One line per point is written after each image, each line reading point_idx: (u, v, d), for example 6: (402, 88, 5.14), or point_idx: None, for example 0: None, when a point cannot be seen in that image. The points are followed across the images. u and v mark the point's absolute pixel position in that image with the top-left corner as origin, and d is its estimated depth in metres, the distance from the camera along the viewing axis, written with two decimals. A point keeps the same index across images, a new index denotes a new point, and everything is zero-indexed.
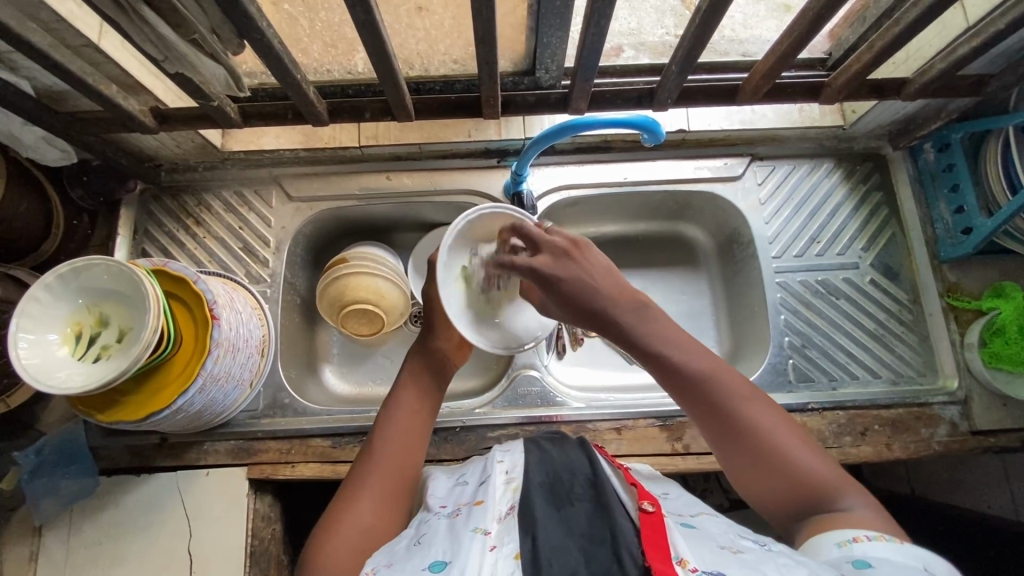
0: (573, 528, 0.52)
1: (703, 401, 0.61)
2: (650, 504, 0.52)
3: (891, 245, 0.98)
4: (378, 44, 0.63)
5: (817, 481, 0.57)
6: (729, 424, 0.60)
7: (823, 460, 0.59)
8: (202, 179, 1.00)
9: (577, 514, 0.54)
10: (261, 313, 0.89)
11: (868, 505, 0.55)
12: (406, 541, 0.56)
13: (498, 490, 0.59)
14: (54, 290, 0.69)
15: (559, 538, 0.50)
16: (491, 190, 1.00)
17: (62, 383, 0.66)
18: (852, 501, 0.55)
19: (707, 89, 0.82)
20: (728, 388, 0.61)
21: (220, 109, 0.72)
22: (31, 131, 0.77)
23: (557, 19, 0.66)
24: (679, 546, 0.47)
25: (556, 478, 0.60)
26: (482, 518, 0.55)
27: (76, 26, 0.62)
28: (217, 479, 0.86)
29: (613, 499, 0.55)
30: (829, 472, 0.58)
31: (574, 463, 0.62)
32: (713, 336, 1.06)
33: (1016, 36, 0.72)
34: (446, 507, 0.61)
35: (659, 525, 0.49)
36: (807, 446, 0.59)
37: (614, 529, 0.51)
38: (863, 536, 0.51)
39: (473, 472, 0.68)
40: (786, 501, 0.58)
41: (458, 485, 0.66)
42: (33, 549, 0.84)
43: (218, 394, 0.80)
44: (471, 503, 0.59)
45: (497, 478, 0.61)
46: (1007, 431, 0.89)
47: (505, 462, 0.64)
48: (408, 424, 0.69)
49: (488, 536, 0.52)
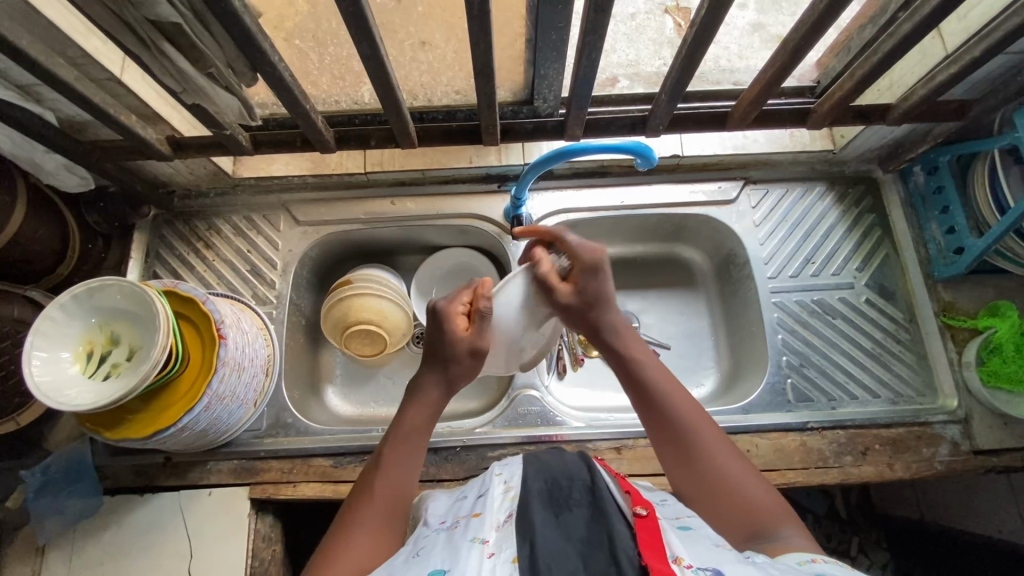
0: (571, 533, 0.52)
1: (659, 411, 0.68)
2: (644, 508, 0.53)
3: (884, 264, 1.00)
4: (383, 75, 0.67)
5: (760, 510, 0.61)
6: (683, 443, 0.66)
7: (774, 497, 0.62)
8: (213, 205, 1.03)
9: (574, 519, 0.54)
10: (267, 333, 0.91)
11: (800, 535, 0.58)
12: (405, 555, 0.56)
13: (496, 500, 0.61)
14: (68, 309, 0.72)
15: (556, 543, 0.50)
16: (491, 215, 1.02)
17: (72, 400, 0.68)
18: (794, 534, 0.58)
19: (699, 115, 0.85)
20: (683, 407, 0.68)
21: (232, 136, 0.75)
22: (52, 158, 0.81)
23: (554, 53, 0.70)
24: (674, 547, 0.48)
25: (555, 484, 0.60)
26: (480, 527, 0.56)
27: (100, 60, 0.67)
28: (219, 498, 0.87)
29: (610, 504, 0.55)
30: (776, 507, 0.61)
31: (572, 469, 0.62)
32: (712, 357, 1.07)
33: (991, 63, 0.76)
34: (445, 521, 0.62)
35: (654, 529, 0.50)
36: (758, 478, 0.64)
37: (611, 532, 0.51)
38: (821, 559, 0.52)
39: (472, 488, 0.69)
40: (734, 521, 0.61)
41: (458, 500, 0.67)
42: (34, 569, 0.85)
43: (223, 413, 0.82)
44: (470, 516, 0.60)
45: (496, 490, 0.63)
46: (1009, 450, 0.89)
47: (502, 474, 0.66)
48: (408, 449, 0.69)
49: (486, 543, 0.53)
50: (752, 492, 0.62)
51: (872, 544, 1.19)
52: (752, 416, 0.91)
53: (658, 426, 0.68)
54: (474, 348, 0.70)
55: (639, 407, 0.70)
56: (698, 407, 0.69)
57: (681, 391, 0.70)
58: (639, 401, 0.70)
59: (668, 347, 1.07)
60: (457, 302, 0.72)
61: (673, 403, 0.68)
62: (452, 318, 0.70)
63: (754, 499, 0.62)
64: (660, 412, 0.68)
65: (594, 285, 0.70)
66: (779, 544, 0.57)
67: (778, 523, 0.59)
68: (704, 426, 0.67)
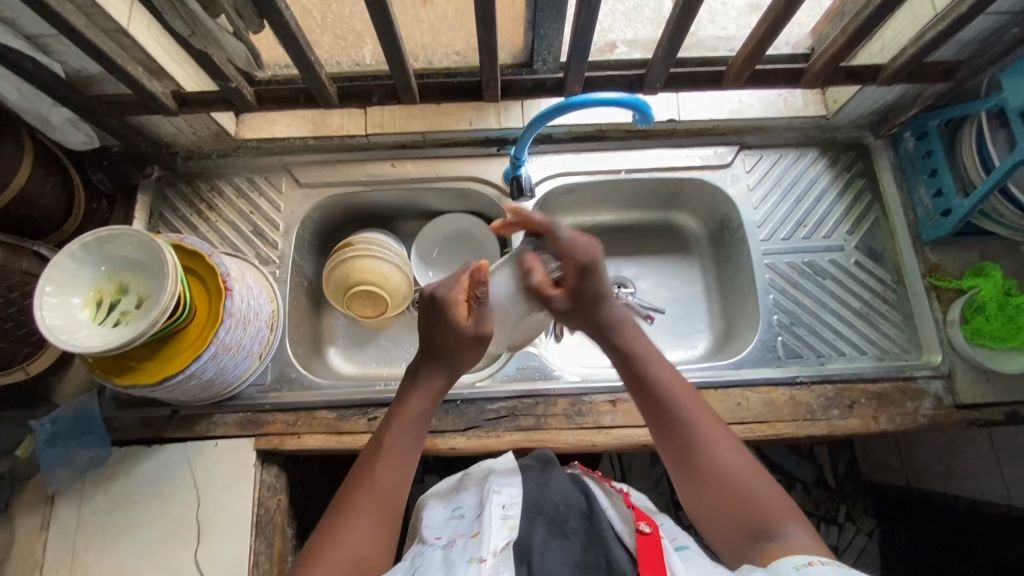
0: (571, 559, 0.57)
1: (659, 409, 0.71)
2: (647, 526, 0.57)
3: (874, 228, 1.02)
4: (387, 25, 0.68)
5: (763, 507, 0.63)
6: (682, 441, 0.69)
7: (777, 493, 0.64)
8: (216, 166, 1.05)
9: (574, 545, 0.59)
10: (271, 290, 0.94)
11: (805, 532, 0.60)
12: (403, 572, 0.59)
13: (495, 523, 0.61)
14: (78, 258, 0.74)
15: (559, 567, 0.56)
16: (490, 177, 1.04)
17: (82, 341, 0.70)
18: (796, 531, 0.60)
19: (695, 74, 0.87)
20: (686, 404, 0.71)
21: (238, 90, 0.76)
22: (58, 112, 0.82)
23: (554, 11, 0.73)
24: (675, 567, 0.52)
25: (553, 510, 0.64)
26: (478, 547, 0.59)
27: (107, 9, 0.68)
28: (226, 450, 0.89)
29: (607, 529, 0.60)
30: (780, 502, 0.63)
31: (568, 494, 0.67)
32: (706, 320, 1.10)
33: (976, 24, 0.78)
34: (441, 538, 0.65)
35: (655, 546, 0.54)
36: (759, 471, 0.66)
37: (609, 557, 0.56)
38: (818, 560, 0.53)
39: (469, 503, 0.70)
40: (739, 519, 0.63)
41: (454, 517, 0.69)
42: (44, 518, 0.87)
43: (230, 363, 0.84)
44: (467, 535, 0.63)
45: (494, 512, 0.62)
46: (991, 404, 0.92)
47: (502, 495, 0.65)
48: (405, 451, 0.71)
49: (484, 563, 0.56)
50: (753, 488, 0.64)
51: (859, 512, 1.29)
52: (743, 371, 0.94)
53: (659, 424, 0.71)
54: (480, 331, 0.74)
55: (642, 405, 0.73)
56: (702, 407, 0.71)
57: (679, 385, 0.73)
58: (641, 399, 0.73)
59: (662, 311, 1.10)
60: (456, 291, 0.74)
61: (674, 400, 0.71)
62: (456, 304, 0.73)
63: (756, 495, 0.64)
64: (660, 409, 0.71)
65: (589, 284, 0.74)
66: (786, 542, 0.59)
67: (781, 520, 0.61)
68: (707, 424, 0.69)
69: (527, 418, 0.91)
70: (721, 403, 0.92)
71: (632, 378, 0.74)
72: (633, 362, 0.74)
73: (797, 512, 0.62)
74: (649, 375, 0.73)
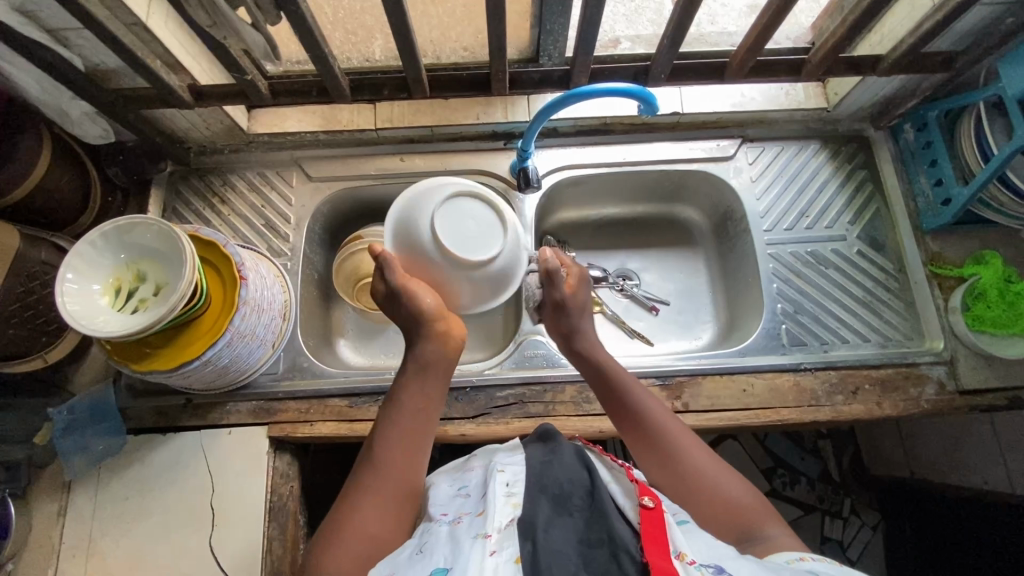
0: (574, 534, 0.57)
1: (637, 424, 0.73)
2: (650, 500, 0.58)
3: (876, 218, 1.04)
4: (400, 18, 0.70)
5: (746, 513, 0.65)
6: (664, 456, 0.70)
7: (756, 500, 0.67)
8: (228, 161, 1.07)
9: (577, 521, 0.59)
10: (283, 281, 0.95)
11: (788, 532, 0.63)
12: (410, 550, 0.60)
13: (499, 501, 0.62)
14: (97, 246, 0.75)
15: (561, 543, 0.55)
16: (497, 171, 1.06)
17: (101, 326, 0.72)
18: (778, 532, 0.63)
19: (698, 67, 0.89)
20: (664, 421, 0.73)
21: (253, 83, 0.79)
22: (77, 106, 0.84)
23: (560, 5, 0.75)
24: (677, 541, 0.52)
25: (556, 487, 0.64)
26: (483, 523, 0.59)
27: (128, 3, 0.70)
28: (239, 437, 0.91)
29: (610, 504, 0.60)
30: (761, 507, 0.66)
31: (572, 471, 0.67)
32: (710, 310, 1.12)
33: (974, 14, 0.80)
34: (447, 515, 0.65)
35: (657, 520, 0.54)
36: (737, 481, 0.69)
37: (612, 532, 0.56)
38: (810, 557, 0.56)
39: (474, 482, 0.71)
40: (724, 528, 0.65)
41: (460, 495, 0.69)
42: (61, 505, 0.88)
43: (244, 351, 0.86)
44: (473, 513, 0.63)
45: (498, 489, 0.64)
46: (993, 389, 0.93)
47: (505, 474, 0.68)
48: (413, 433, 0.71)
49: (488, 539, 0.56)
50: (736, 496, 0.67)
51: (864, 505, 1.30)
52: (748, 359, 0.95)
53: (639, 441, 0.73)
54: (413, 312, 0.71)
55: (622, 424, 0.75)
56: (676, 421, 0.74)
57: (655, 402, 0.75)
58: (620, 419, 0.75)
59: (667, 303, 1.11)
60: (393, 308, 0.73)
61: (652, 416, 0.73)
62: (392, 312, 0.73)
63: (739, 503, 0.66)
64: (640, 425, 0.73)
65: (584, 294, 0.80)
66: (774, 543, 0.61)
67: (763, 523, 0.64)
68: (682, 435, 0.72)
69: (535, 405, 0.92)
70: (726, 390, 0.93)
71: (609, 399, 0.76)
72: (611, 383, 0.76)
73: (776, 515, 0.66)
74: (628, 391, 0.75)
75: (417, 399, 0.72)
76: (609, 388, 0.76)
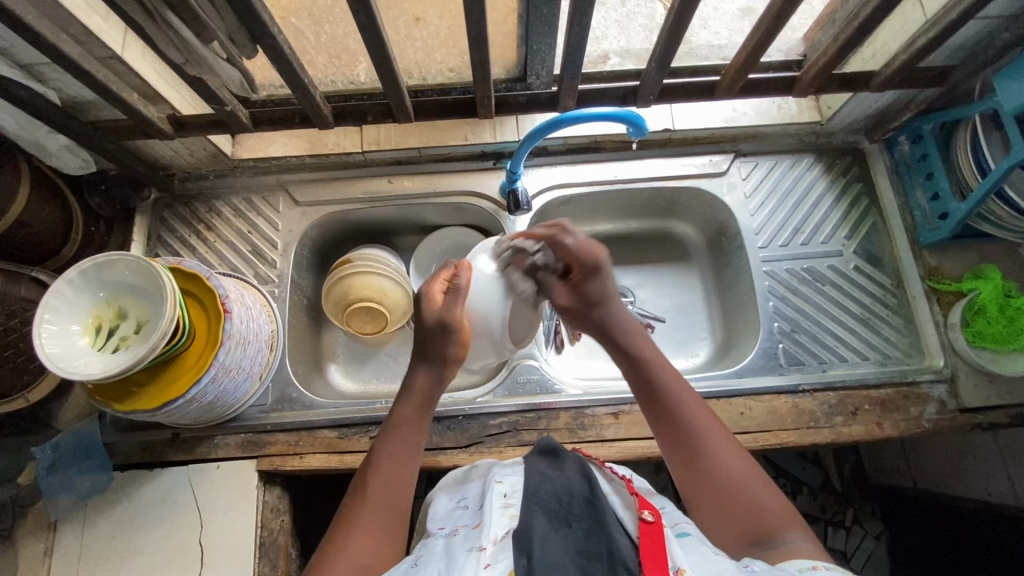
0: (572, 547, 0.53)
1: (662, 407, 0.71)
2: (650, 514, 0.54)
3: (872, 232, 1.02)
4: (380, 47, 0.69)
5: (765, 517, 0.60)
6: (686, 444, 0.68)
7: (782, 506, 0.61)
8: (213, 187, 1.05)
9: (575, 533, 0.55)
10: (270, 310, 0.94)
11: (808, 539, 0.57)
12: (406, 563, 0.58)
13: (496, 513, 0.60)
14: (75, 284, 0.74)
15: (557, 555, 0.51)
16: (487, 191, 1.04)
17: (82, 368, 0.70)
18: (797, 540, 0.57)
19: (687, 86, 0.87)
20: (691, 411, 0.70)
21: (233, 113, 0.77)
22: (54, 139, 0.83)
23: (546, 27, 0.73)
24: (676, 556, 0.49)
25: (554, 497, 0.60)
26: (479, 538, 0.58)
27: (102, 38, 0.68)
28: (228, 471, 0.89)
29: (610, 517, 0.56)
30: (785, 514, 0.61)
31: (573, 483, 0.63)
32: (707, 327, 1.10)
33: (968, 29, 0.78)
34: (445, 528, 0.64)
35: (658, 535, 0.51)
36: (764, 485, 0.64)
37: (612, 546, 0.52)
38: (821, 565, 0.51)
39: (473, 494, 0.70)
40: (738, 528, 0.61)
41: (458, 508, 0.68)
42: (47, 545, 0.86)
43: (230, 386, 0.84)
44: (471, 525, 0.61)
45: (496, 501, 0.63)
46: (994, 407, 0.91)
47: (504, 486, 0.66)
48: (403, 453, 0.71)
49: (483, 552, 0.54)
50: (759, 499, 0.62)
51: (868, 515, 1.27)
52: (744, 380, 0.94)
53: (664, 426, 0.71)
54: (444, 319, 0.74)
55: (647, 408, 0.73)
56: (709, 414, 0.71)
57: (684, 390, 0.72)
58: (646, 400, 0.73)
59: (663, 320, 1.10)
60: (434, 285, 0.77)
61: (678, 404, 0.71)
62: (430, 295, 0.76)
63: (762, 506, 0.61)
64: (665, 412, 0.71)
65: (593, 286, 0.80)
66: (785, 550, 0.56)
67: (783, 528, 0.59)
68: (711, 430, 0.68)
69: (529, 433, 0.91)
70: (722, 413, 0.91)
71: (636, 382, 0.75)
72: (639, 365, 0.75)
73: (801, 525, 0.60)
74: (656, 376, 0.73)
75: (408, 416, 0.73)
76: (636, 363, 0.75)
